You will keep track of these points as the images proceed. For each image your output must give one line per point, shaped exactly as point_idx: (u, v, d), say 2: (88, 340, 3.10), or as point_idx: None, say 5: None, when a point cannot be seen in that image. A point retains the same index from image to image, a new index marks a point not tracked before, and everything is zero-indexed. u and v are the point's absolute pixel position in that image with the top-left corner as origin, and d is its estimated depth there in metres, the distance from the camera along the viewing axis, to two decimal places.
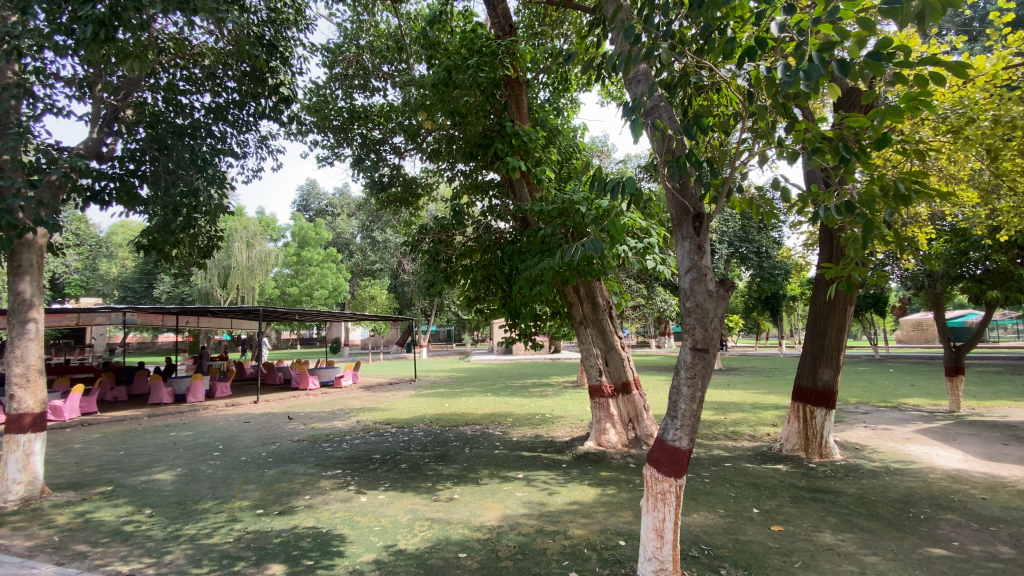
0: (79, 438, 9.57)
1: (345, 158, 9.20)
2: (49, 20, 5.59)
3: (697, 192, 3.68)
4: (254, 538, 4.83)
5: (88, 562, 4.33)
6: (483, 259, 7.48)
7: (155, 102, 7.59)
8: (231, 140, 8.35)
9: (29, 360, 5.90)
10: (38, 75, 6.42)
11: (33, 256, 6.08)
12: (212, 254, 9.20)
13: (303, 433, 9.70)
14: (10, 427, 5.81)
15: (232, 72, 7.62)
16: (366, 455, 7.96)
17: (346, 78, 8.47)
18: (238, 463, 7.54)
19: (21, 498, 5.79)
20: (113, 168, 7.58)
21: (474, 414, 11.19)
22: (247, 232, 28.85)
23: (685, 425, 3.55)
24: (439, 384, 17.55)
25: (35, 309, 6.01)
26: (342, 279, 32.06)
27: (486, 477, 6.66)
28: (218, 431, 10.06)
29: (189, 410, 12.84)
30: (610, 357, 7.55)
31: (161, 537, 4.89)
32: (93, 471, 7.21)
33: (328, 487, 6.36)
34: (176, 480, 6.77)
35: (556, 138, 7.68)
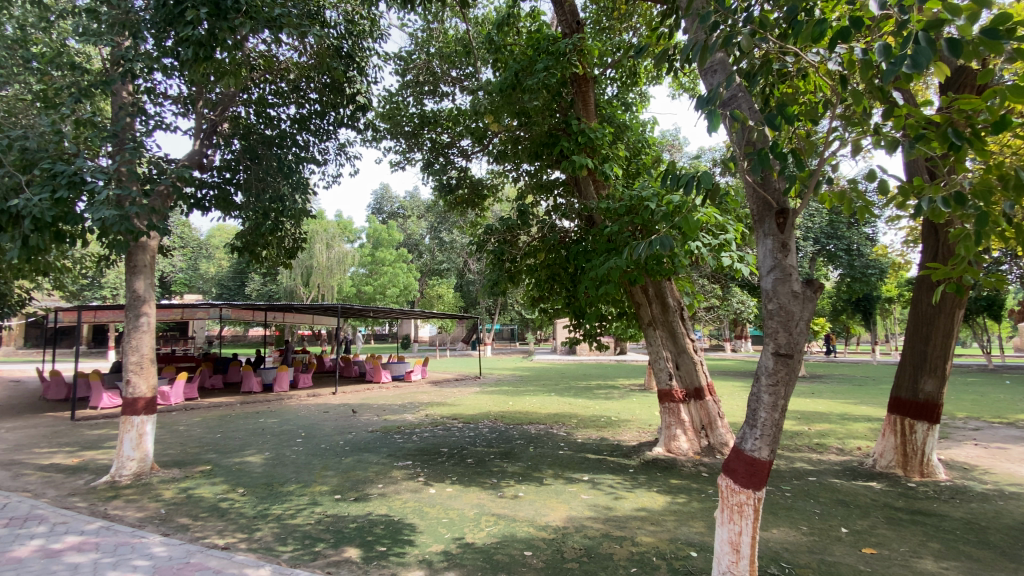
0: (184, 420, 10.65)
1: (415, 162, 9.52)
2: (157, 46, 6.24)
3: (780, 186, 3.45)
4: (332, 521, 5.14)
5: (189, 534, 4.80)
6: (548, 258, 7.42)
7: (247, 115, 8.22)
8: (313, 149, 8.90)
9: (143, 350, 6.63)
10: (149, 94, 7.20)
11: (146, 257, 6.82)
12: (297, 254, 9.80)
13: (376, 424, 10.17)
14: (126, 409, 6.55)
15: (314, 84, 8.09)
16: (435, 448, 8.22)
17: (416, 85, 8.78)
18: (317, 450, 8.05)
19: (135, 473, 6.52)
20: (212, 177, 8.34)
21: (539, 413, 11.21)
22: (327, 234, 31.06)
23: (766, 435, 3.34)
24: (504, 382, 17.73)
25: (148, 304, 6.74)
26: (412, 278, 33.28)
27: (550, 477, 6.64)
28: (301, 419, 10.80)
29: (275, 398, 13.89)
30: (681, 360, 7.27)
31: (251, 515, 5.32)
32: (195, 452, 7.97)
33: (399, 477, 6.63)
34: (264, 463, 7.34)
35: (625, 133, 7.50)
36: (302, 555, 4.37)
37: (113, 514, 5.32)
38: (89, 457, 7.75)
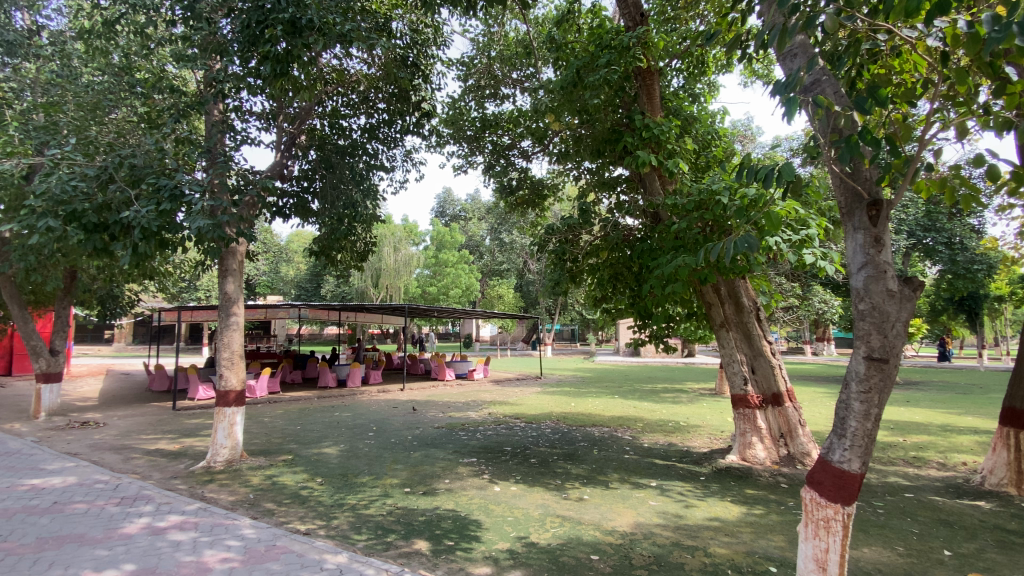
0: (267, 412, 11.49)
1: (477, 166, 9.68)
2: (241, 65, 6.74)
3: (871, 175, 3.17)
4: (402, 513, 5.33)
5: (274, 519, 5.16)
6: (611, 257, 7.24)
7: (322, 127, 8.70)
8: (382, 156, 9.29)
9: (233, 347, 7.21)
10: (236, 112, 7.83)
11: (235, 261, 7.41)
12: (368, 257, 10.26)
13: (442, 421, 10.45)
14: (219, 400, 7.17)
15: (381, 94, 8.43)
16: (499, 446, 8.32)
17: (478, 89, 8.92)
18: (388, 444, 8.39)
19: (227, 460, 7.10)
20: (292, 187, 8.92)
21: (603, 416, 11.03)
22: (394, 237, 32.39)
23: (856, 446, 3.08)
24: (565, 383, 17.60)
25: (237, 304, 7.32)
26: (473, 278, 33.91)
27: (616, 481, 6.51)
28: (371, 414, 11.31)
29: (348, 393, 14.64)
30: (757, 364, 6.88)
31: (329, 503, 5.64)
32: (278, 442, 8.57)
33: (465, 473, 6.76)
34: (340, 455, 7.75)
35: (693, 125, 7.21)
36: (376, 544, 4.56)
37: (209, 497, 5.82)
38: (188, 444, 8.54)
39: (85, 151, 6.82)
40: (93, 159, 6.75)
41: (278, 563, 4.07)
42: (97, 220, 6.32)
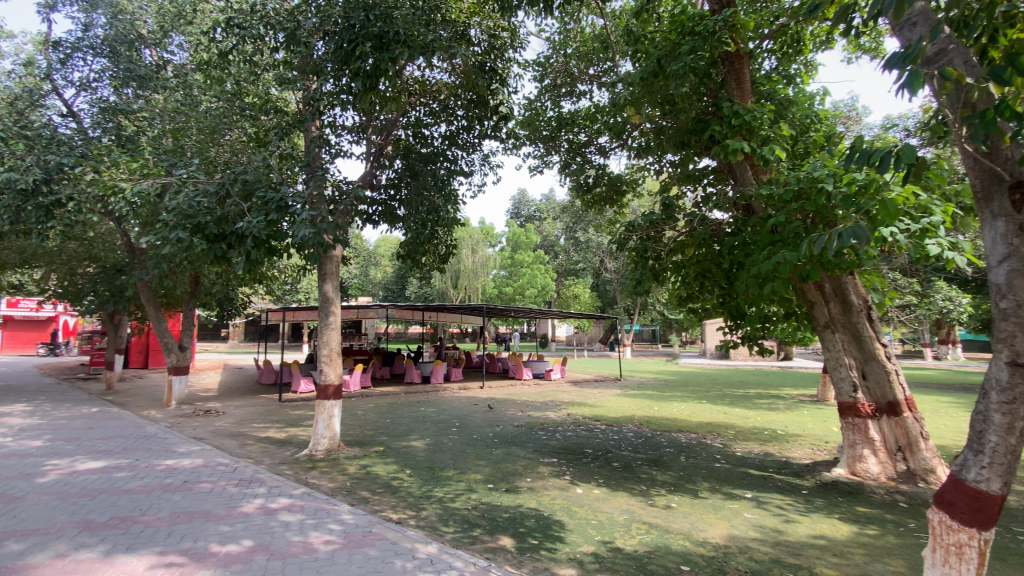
0: (360, 405, 12.27)
1: (553, 165, 9.66)
2: (335, 83, 7.25)
3: (1015, 153, 2.75)
4: (487, 509, 5.44)
5: (369, 506, 5.50)
6: (698, 254, 6.81)
7: (407, 136, 9.12)
8: (461, 162, 9.56)
9: (332, 344, 7.81)
10: (331, 127, 8.46)
11: (333, 265, 8.02)
12: (449, 259, 10.61)
13: (522, 420, 10.56)
14: (320, 394, 7.77)
15: (461, 101, 8.69)
16: (580, 448, 8.25)
17: (554, 88, 8.91)
18: (471, 440, 8.63)
19: (326, 449, 7.67)
20: (380, 196, 9.46)
21: (688, 421, 10.56)
22: (472, 239, 33.28)
23: (997, 464, 2.70)
24: (647, 385, 17.04)
25: (334, 304, 7.90)
26: (549, 278, 33.93)
27: (706, 490, 6.20)
28: (454, 411, 11.69)
29: (432, 390, 15.23)
30: (868, 369, 6.23)
31: (418, 494, 5.91)
32: (371, 434, 9.12)
33: (546, 473, 6.78)
34: (426, 449, 8.09)
35: (789, 109, 6.71)
36: (462, 537, 4.71)
37: (312, 482, 6.33)
38: (293, 433, 9.35)
39: (206, 170, 7.68)
40: (212, 177, 7.59)
41: (374, 549, 4.32)
42: (217, 231, 7.11)
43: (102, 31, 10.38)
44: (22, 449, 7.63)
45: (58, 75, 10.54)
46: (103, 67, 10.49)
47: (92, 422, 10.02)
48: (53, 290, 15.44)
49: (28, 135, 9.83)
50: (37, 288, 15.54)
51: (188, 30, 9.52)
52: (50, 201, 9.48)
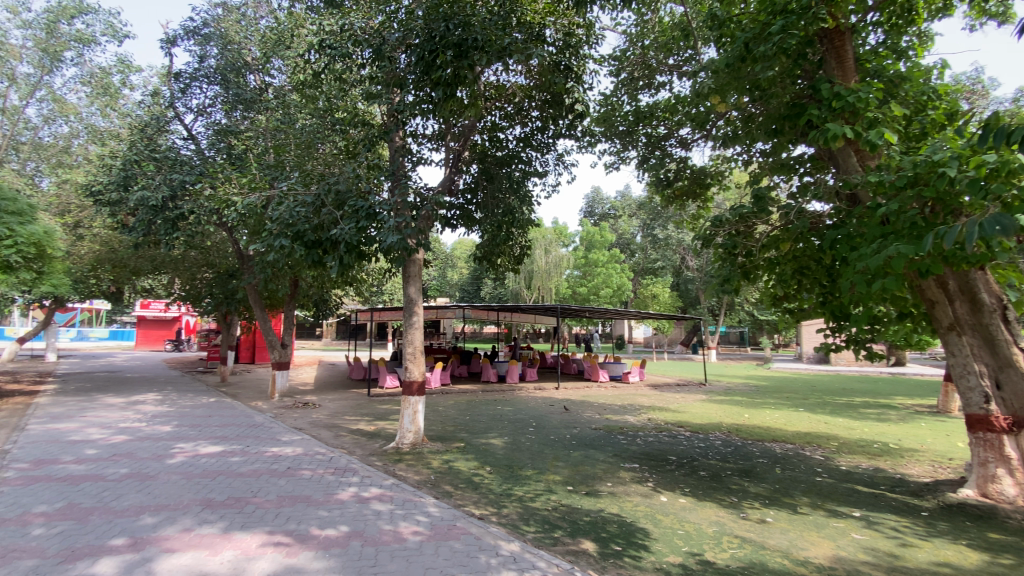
0: (441, 402, 12.72)
1: (631, 161, 9.40)
2: (416, 94, 7.58)
3: None
4: (568, 511, 5.41)
5: (453, 501, 5.68)
6: (795, 249, 6.28)
7: (482, 141, 9.34)
8: (536, 163, 9.59)
9: (416, 342, 8.17)
10: (413, 137, 8.84)
11: (416, 267, 8.38)
12: (524, 260, 10.67)
13: (600, 423, 10.39)
14: (405, 390, 8.14)
15: (535, 102, 8.72)
16: (662, 454, 7.95)
17: (631, 81, 8.68)
18: (549, 441, 8.63)
19: (412, 443, 8.02)
20: (458, 200, 9.72)
21: (783, 430, 9.82)
22: (545, 239, 33.35)
23: None
24: (734, 391, 16.06)
25: (418, 305, 8.25)
26: (625, 278, 32.98)
27: (805, 505, 5.73)
28: (531, 411, 11.75)
29: (509, 389, 15.44)
30: (1004, 377, 5.45)
31: (498, 492, 6.00)
32: (452, 430, 9.42)
33: (628, 479, 6.62)
34: (505, 447, 8.21)
35: (901, 86, 6.01)
36: (544, 538, 4.71)
37: (399, 474, 6.66)
38: (380, 426, 9.89)
39: (304, 182, 8.33)
40: (309, 188, 8.23)
41: (459, 543, 4.45)
42: (314, 238, 7.70)
43: (214, 61, 11.63)
44: (156, 433, 8.73)
45: (180, 103, 11.95)
46: (216, 94, 11.74)
47: (210, 410, 11.24)
48: (178, 293, 17.51)
49: (158, 158, 11.24)
50: (166, 291, 17.72)
51: (286, 54, 10.41)
52: (175, 214, 10.78)
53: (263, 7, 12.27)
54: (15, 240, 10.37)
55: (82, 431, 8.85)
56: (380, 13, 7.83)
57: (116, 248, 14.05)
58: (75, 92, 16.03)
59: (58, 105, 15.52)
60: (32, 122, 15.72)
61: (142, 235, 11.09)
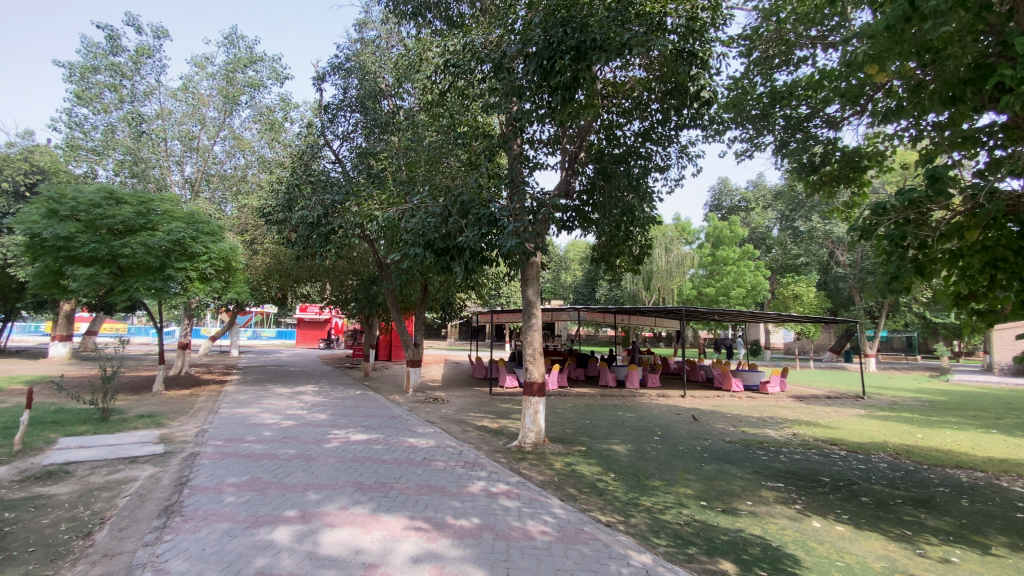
0: (560, 405, 12.79)
1: (766, 147, 8.59)
2: (533, 101, 7.74)
3: None
4: (702, 528, 5.07)
5: (579, 504, 5.65)
6: (985, 239, 5.36)
7: (598, 140, 9.16)
8: (656, 158, 9.21)
9: (535, 344, 8.32)
10: (530, 143, 9.03)
11: (534, 271, 8.51)
12: (645, 260, 10.32)
13: (734, 435, 9.60)
14: (526, 390, 8.31)
15: (655, 94, 8.38)
16: (811, 474, 7.11)
17: (766, 61, 7.92)
18: (677, 451, 8.19)
19: (533, 442, 8.17)
20: (573, 202, 9.70)
21: (969, 455, 8.18)
22: (666, 238, 31.84)
23: None
24: (900, 406, 13.78)
25: (536, 308, 8.40)
26: (760, 276, 30.63)
27: (1006, 548, 4.71)
28: (655, 418, 11.28)
29: (630, 395, 14.99)
30: None
31: (624, 500, 5.85)
32: (573, 433, 9.41)
33: (770, 498, 6.01)
34: (629, 454, 7.97)
35: None
36: (677, 553, 4.47)
37: (524, 473, 6.81)
38: (503, 424, 10.24)
39: (432, 195, 8.98)
40: (437, 200, 8.83)
41: (588, 548, 4.41)
42: (442, 246, 8.23)
43: (355, 91, 13.03)
44: (314, 420, 10.00)
45: (329, 131, 13.58)
46: (357, 120, 13.14)
47: (357, 402, 12.60)
48: (329, 298, 19.94)
49: (313, 181, 12.91)
50: (320, 296, 20.28)
51: (415, 77, 11.28)
52: (327, 229, 12.27)
53: (394, 37, 13.49)
54: (210, 256, 12.63)
55: (259, 415, 10.48)
56: (497, 27, 8.12)
57: (282, 260, 16.45)
58: (249, 130, 19.09)
59: (237, 141, 18.61)
60: (219, 158, 19.03)
61: (302, 249, 12.81)
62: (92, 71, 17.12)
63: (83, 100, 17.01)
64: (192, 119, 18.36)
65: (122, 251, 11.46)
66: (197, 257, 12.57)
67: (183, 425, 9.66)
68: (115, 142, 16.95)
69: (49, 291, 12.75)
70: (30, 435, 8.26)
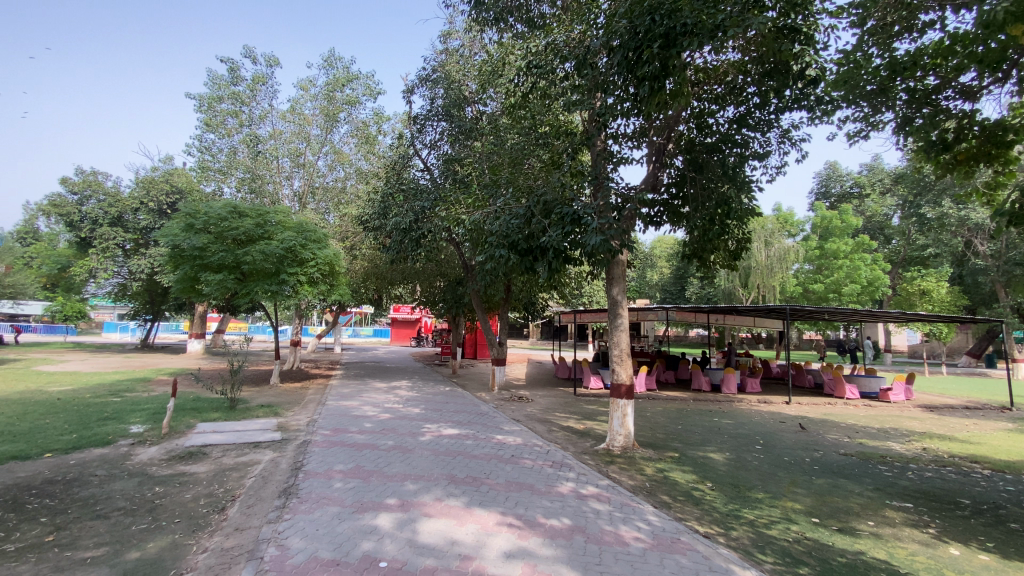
0: (650, 408, 12.36)
1: (885, 125, 7.65)
2: (618, 94, 7.58)
3: None
4: (814, 547, 4.63)
5: (673, 512, 5.41)
6: None
7: (689, 130, 8.71)
8: (755, 144, 8.57)
9: (623, 344, 8.10)
10: (614, 138, 8.81)
11: (619, 269, 8.29)
12: (742, 255, 9.69)
13: (850, 447, 8.67)
14: (614, 392, 8.12)
15: (752, 77, 7.82)
16: (948, 495, 6.22)
17: (883, 29, 7.07)
18: (782, 462, 7.55)
19: (622, 446, 7.97)
20: (662, 196, 9.33)
21: None
22: (765, 231, 29.63)
23: None
24: None
25: (622, 307, 8.18)
26: (879, 271, 27.43)
27: None
28: (756, 425, 10.51)
29: (726, 400, 14.12)
30: None
31: (724, 511, 5.51)
32: (664, 438, 9.05)
33: (896, 519, 5.35)
34: (728, 463, 7.49)
35: None
36: (786, 572, 4.13)
37: (613, 476, 6.66)
38: (590, 426, 10.10)
39: (515, 197, 9.09)
40: (520, 202, 8.92)
41: (685, 558, 4.21)
42: (526, 246, 8.32)
43: (441, 100, 13.50)
44: (409, 414, 10.56)
45: (417, 141, 14.25)
46: (443, 129, 13.65)
47: (447, 398, 13.12)
48: (419, 298, 20.96)
49: (404, 189, 13.65)
50: (411, 297, 21.40)
51: (498, 81, 11.48)
52: (417, 234, 12.85)
53: (476, 44, 13.88)
54: (317, 262, 13.83)
55: (361, 408, 11.28)
56: (579, 23, 8.03)
57: (378, 264, 17.58)
58: (347, 144, 20.59)
59: (337, 155, 20.16)
60: (322, 171, 20.71)
61: (396, 253, 13.59)
62: (217, 101, 19.45)
63: (210, 127, 19.35)
64: (299, 137, 20.17)
65: (245, 258, 12.91)
66: (306, 262, 13.79)
67: (296, 415, 10.67)
68: (237, 162, 19.14)
69: (188, 294, 14.69)
70: (176, 419, 9.57)
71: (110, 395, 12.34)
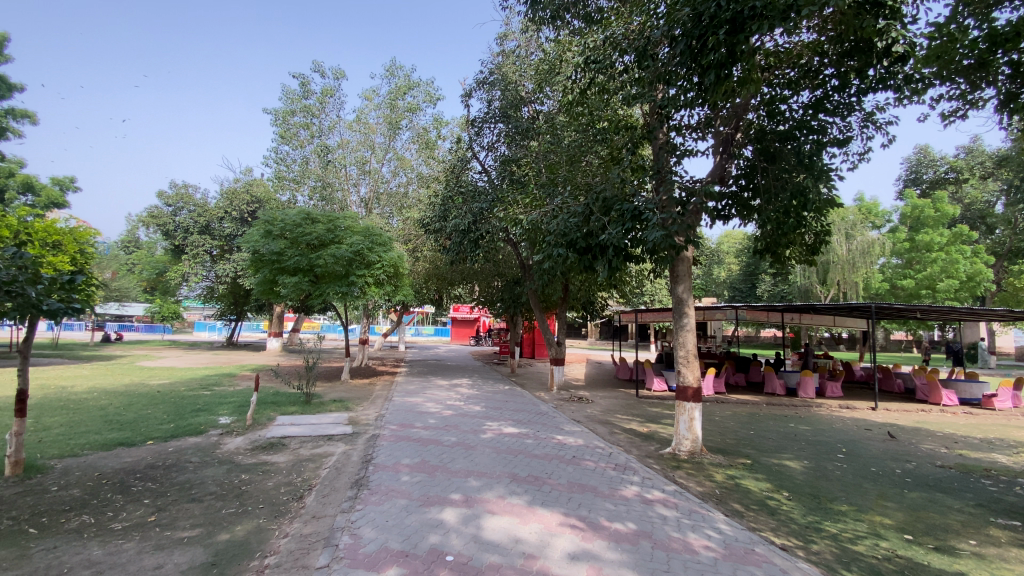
0: (718, 412, 11.80)
1: (986, 102, 6.89)
2: (681, 85, 7.31)
3: None
4: (908, 566, 4.24)
5: (746, 521, 5.15)
6: None
7: (759, 118, 8.25)
8: (833, 130, 7.99)
9: (688, 345, 7.80)
10: (677, 131, 8.52)
11: (684, 266, 7.99)
12: (821, 249, 9.07)
13: (949, 459, 7.85)
14: (679, 395, 7.85)
15: (830, 58, 7.29)
16: None
17: None
18: (869, 473, 6.97)
19: (689, 451, 7.68)
20: (730, 189, 8.91)
21: None
22: (845, 223, 27.60)
23: None
24: None
25: (687, 305, 7.89)
26: (981, 264, 24.70)
27: None
28: (837, 433, 9.76)
29: (802, 405, 13.24)
30: None
31: (803, 523, 5.16)
32: (735, 444, 8.62)
33: (1007, 540, 4.79)
34: (806, 472, 7.01)
35: None
36: None
37: (680, 482, 6.42)
38: (654, 429, 9.81)
39: (574, 195, 8.99)
40: (579, 200, 8.82)
41: (760, 571, 3.99)
42: (585, 244, 8.21)
43: (498, 102, 13.62)
44: (470, 412, 10.76)
45: (476, 143, 14.48)
46: (500, 130, 13.77)
47: (507, 397, 13.22)
48: (479, 298, 21.31)
49: (464, 192, 13.92)
50: (471, 297, 21.79)
51: (556, 80, 11.44)
52: (477, 235, 13.05)
53: (533, 44, 13.91)
54: (383, 264, 14.40)
55: (424, 405, 11.63)
56: (639, 14, 7.82)
57: (439, 265, 18.04)
58: (409, 150, 21.33)
59: (400, 161, 20.92)
60: (386, 177, 21.56)
61: (456, 254, 13.88)
62: (291, 114, 20.73)
63: (285, 139, 20.68)
64: (365, 145, 21.10)
65: (318, 261, 13.71)
66: (373, 264, 14.39)
67: (364, 411, 11.15)
68: (309, 172, 20.34)
69: (267, 296, 15.78)
70: (257, 412, 10.32)
71: (201, 389, 13.50)
